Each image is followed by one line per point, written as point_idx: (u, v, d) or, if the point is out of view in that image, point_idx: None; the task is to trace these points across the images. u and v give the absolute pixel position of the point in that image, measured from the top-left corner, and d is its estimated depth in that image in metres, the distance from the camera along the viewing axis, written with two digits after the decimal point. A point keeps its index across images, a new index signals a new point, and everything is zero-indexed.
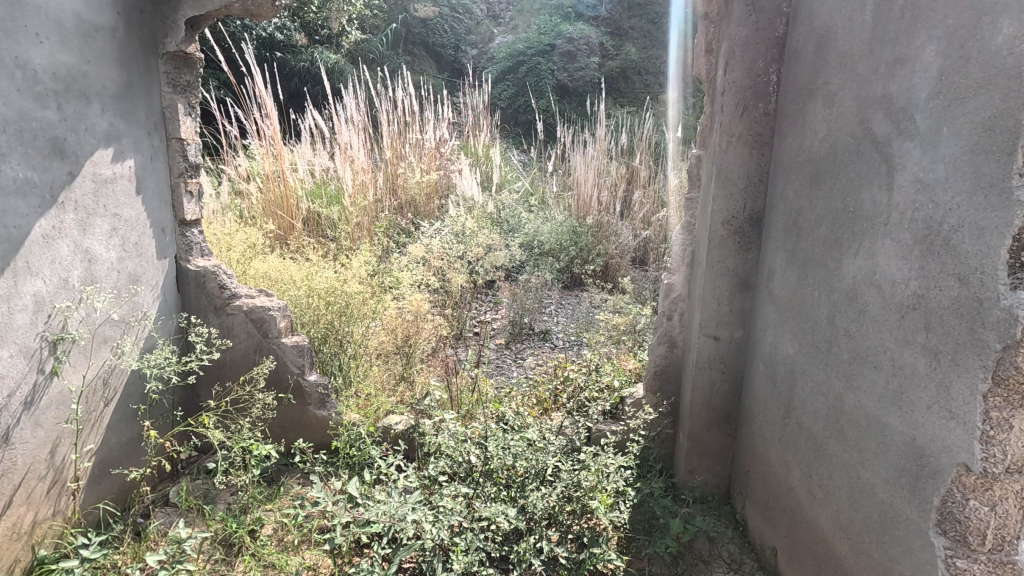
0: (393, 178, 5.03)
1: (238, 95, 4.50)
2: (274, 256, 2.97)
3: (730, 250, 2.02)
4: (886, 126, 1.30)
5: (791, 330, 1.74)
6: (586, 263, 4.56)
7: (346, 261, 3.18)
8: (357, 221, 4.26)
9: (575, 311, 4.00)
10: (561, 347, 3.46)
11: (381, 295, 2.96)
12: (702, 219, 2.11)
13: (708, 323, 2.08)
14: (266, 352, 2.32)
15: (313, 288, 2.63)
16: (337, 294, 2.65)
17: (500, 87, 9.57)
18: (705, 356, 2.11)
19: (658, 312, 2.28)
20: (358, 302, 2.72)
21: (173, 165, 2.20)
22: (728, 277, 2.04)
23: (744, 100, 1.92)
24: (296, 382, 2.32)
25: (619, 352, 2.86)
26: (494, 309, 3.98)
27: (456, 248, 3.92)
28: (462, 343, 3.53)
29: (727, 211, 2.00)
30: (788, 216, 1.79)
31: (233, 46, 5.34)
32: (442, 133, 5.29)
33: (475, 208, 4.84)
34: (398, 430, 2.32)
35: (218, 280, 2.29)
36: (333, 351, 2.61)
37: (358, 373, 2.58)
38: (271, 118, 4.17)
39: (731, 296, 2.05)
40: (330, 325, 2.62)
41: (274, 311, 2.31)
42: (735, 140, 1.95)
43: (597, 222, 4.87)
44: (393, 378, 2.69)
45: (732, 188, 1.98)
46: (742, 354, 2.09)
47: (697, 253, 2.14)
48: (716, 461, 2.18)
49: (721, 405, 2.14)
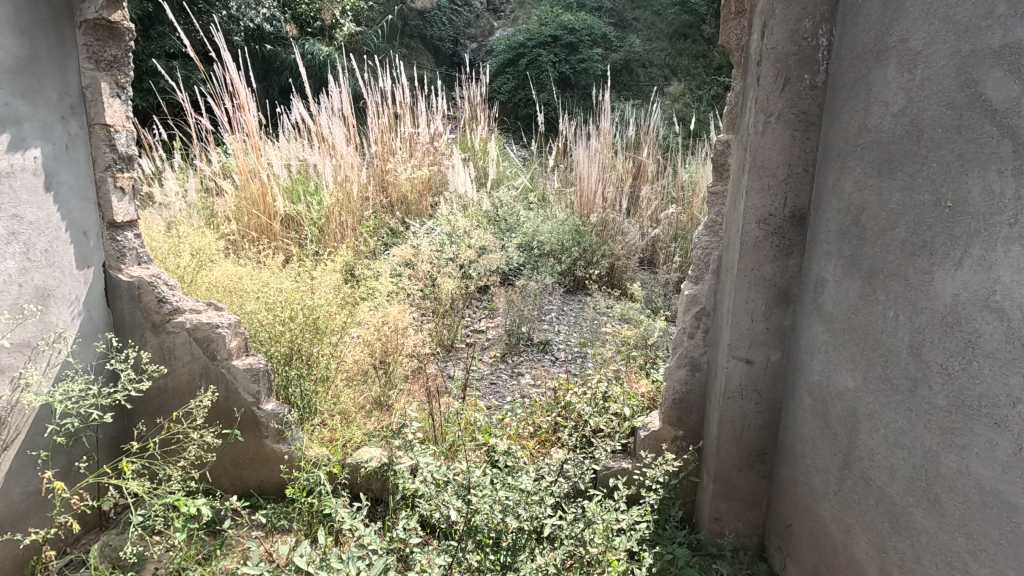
0: (383, 175, 4.70)
1: (207, 85, 4.12)
2: (228, 262, 2.60)
3: (766, 256, 1.66)
4: (1011, 90, 0.95)
5: (851, 357, 1.37)
6: (589, 265, 4.18)
7: (317, 268, 2.84)
8: (340, 221, 3.89)
9: (577, 319, 3.64)
10: (562, 360, 3.13)
11: (356, 307, 2.64)
12: (731, 219, 1.75)
13: (739, 342, 1.72)
14: (214, 378, 1.98)
15: (276, 300, 2.26)
16: (298, 308, 2.27)
17: (501, 80, 9.12)
18: (736, 384, 1.75)
19: (676, 328, 1.92)
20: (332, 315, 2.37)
21: (98, 156, 1.84)
22: (763, 289, 1.68)
23: (786, 71, 1.55)
24: (248, 412, 2.00)
25: (629, 370, 2.50)
26: (488, 317, 3.61)
27: (447, 251, 3.60)
28: (453, 356, 3.23)
29: (764, 208, 1.63)
30: (843, 214, 1.43)
31: (201, 35, 4.93)
32: (435, 127, 4.97)
33: (469, 206, 4.49)
34: (372, 468, 2.00)
35: (156, 292, 1.94)
36: (299, 373, 2.25)
37: (329, 399, 2.25)
38: (245, 108, 3.82)
39: (767, 311, 1.69)
40: (293, 345, 2.25)
41: (224, 329, 1.98)
42: (773, 121, 1.58)
43: (601, 220, 4.51)
44: (370, 402, 2.39)
45: (770, 181, 1.62)
46: (779, 380, 1.73)
47: (725, 258, 1.77)
48: (748, 507, 1.82)
49: (754, 440, 1.77)
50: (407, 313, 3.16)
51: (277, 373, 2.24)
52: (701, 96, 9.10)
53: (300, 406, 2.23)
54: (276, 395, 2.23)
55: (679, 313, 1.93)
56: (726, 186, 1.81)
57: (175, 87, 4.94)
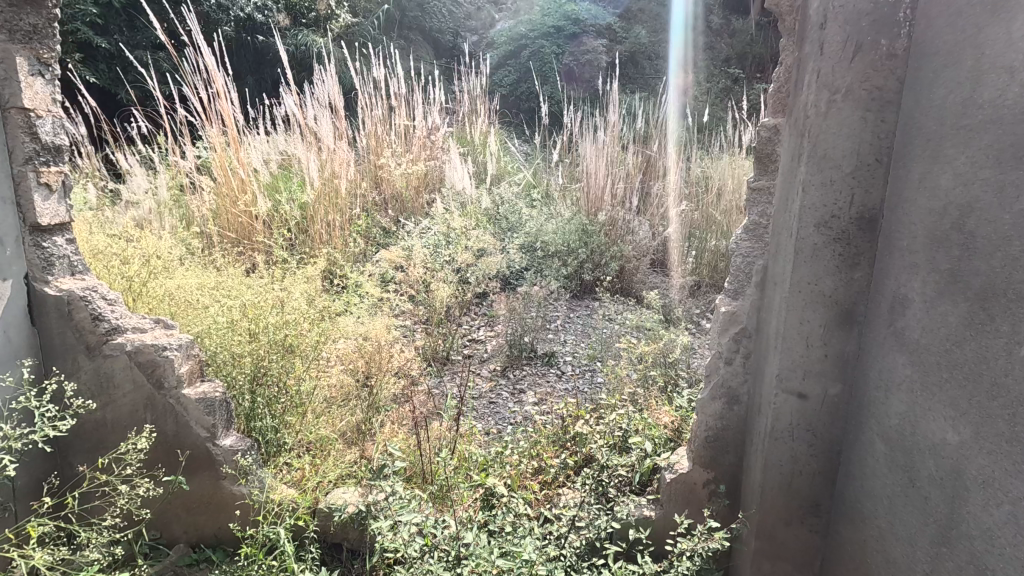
0: (377, 171, 4.41)
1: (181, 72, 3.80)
2: (189, 271, 2.27)
3: (827, 267, 1.34)
4: None
5: (954, 403, 1.06)
6: (598, 268, 3.84)
7: (294, 276, 2.54)
8: (328, 220, 3.59)
9: (585, 327, 3.33)
10: (570, 375, 2.85)
11: (336, 321, 2.34)
12: (782, 221, 1.43)
13: (790, 373, 1.41)
14: (160, 410, 1.68)
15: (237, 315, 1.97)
16: (264, 326, 1.99)
17: (501, 74, 8.56)
18: (786, 422, 1.43)
19: (709, 352, 1.61)
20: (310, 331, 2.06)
21: (15, 146, 1.52)
22: (821, 307, 1.36)
23: (858, 34, 1.23)
24: (204, 450, 1.70)
25: (649, 393, 2.20)
26: (489, 326, 3.31)
27: (443, 255, 3.29)
28: (447, 371, 2.93)
29: (825, 208, 1.32)
30: (938, 216, 1.11)
31: (176, 20, 4.60)
32: (432, 119, 4.66)
33: (467, 204, 4.18)
34: (350, 514, 1.69)
35: (90, 309, 1.63)
36: (266, 402, 1.92)
37: (304, 431, 1.94)
38: (221, 97, 3.51)
39: (826, 334, 1.37)
40: (255, 368, 1.92)
41: (173, 352, 1.68)
42: (840, 99, 1.27)
43: (609, 219, 4.19)
44: (351, 429, 2.09)
45: (833, 174, 1.30)
46: (840, 418, 1.41)
47: (773, 270, 1.45)
48: (797, 568, 1.51)
49: (807, 490, 1.46)
50: (392, 327, 2.84)
51: (239, 402, 1.91)
52: (709, 89, 8.82)
53: (267, 439, 1.90)
54: (238, 427, 1.90)
55: (713, 334, 1.62)
56: (774, 181, 1.49)
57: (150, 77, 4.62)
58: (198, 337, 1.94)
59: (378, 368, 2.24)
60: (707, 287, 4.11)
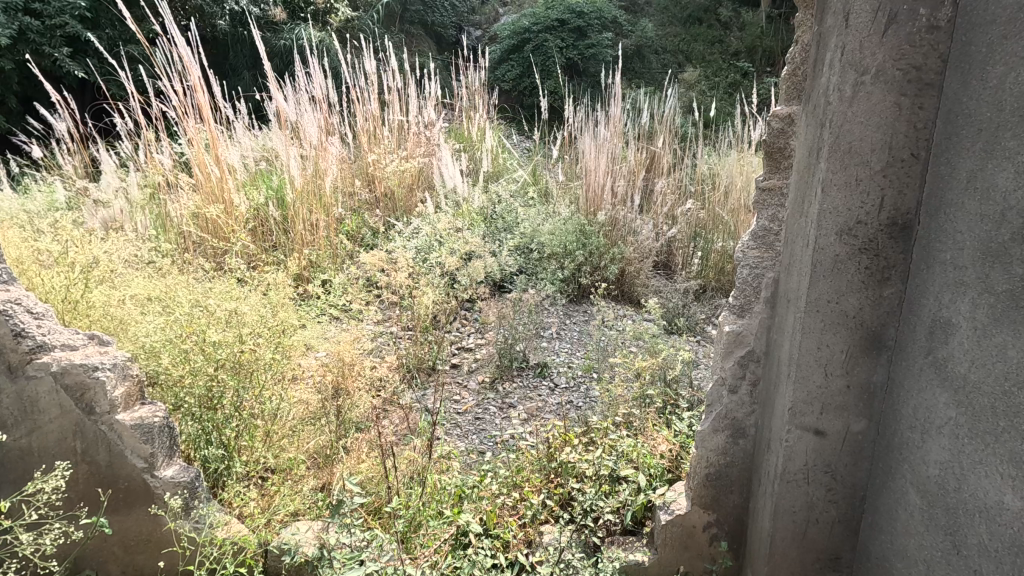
0: (368, 167, 4.20)
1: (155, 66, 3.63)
2: (144, 282, 2.09)
3: (851, 283, 1.13)
4: None
5: (1017, 460, 0.85)
6: (597, 271, 3.63)
7: (264, 286, 2.36)
8: (311, 221, 3.39)
9: (582, 335, 3.13)
10: (563, 390, 2.65)
11: (305, 332, 2.15)
12: (796, 227, 1.22)
13: (806, 407, 1.20)
14: (91, 439, 1.49)
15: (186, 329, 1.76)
16: (212, 344, 1.73)
17: (503, 67, 8.24)
18: (801, 464, 1.22)
19: (709, 377, 1.40)
20: (270, 344, 1.87)
21: None
22: (844, 330, 1.15)
23: (891, 3, 1.02)
24: (142, 482, 1.52)
25: (647, 414, 1.98)
26: (479, 332, 3.11)
27: (433, 258, 3.07)
28: (431, 383, 2.75)
29: (849, 213, 1.10)
30: (993, 225, 0.90)
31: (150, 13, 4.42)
32: (428, 114, 4.46)
33: (461, 203, 3.98)
34: (306, 556, 1.49)
35: (11, 324, 1.42)
36: (215, 424, 1.70)
37: (262, 457, 1.74)
38: (199, 91, 3.35)
39: (849, 362, 1.17)
40: (201, 394, 1.68)
41: (104, 373, 1.49)
42: (869, 81, 1.05)
43: (610, 218, 3.96)
44: (317, 454, 1.91)
45: (860, 172, 1.09)
46: (864, 459, 1.21)
47: (785, 285, 1.24)
48: None
49: (823, 541, 1.26)
50: (363, 340, 2.62)
51: (184, 425, 1.69)
52: (717, 83, 8.54)
53: (214, 467, 1.70)
54: (183, 452, 1.70)
55: (715, 357, 1.40)
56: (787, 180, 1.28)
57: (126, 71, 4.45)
58: (142, 352, 1.74)
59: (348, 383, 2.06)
60: (713, 290, 3.89)
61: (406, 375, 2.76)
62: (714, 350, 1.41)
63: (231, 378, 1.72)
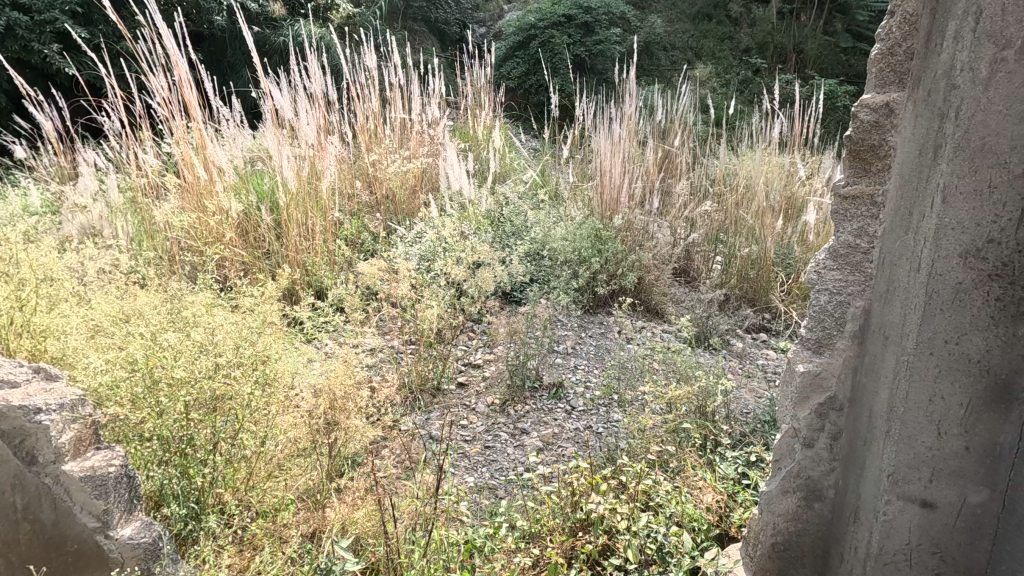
0: (369, 169, 3.97)
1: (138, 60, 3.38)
2: (110, 301, 1.85)
3: (976, 317, 0.89)
4: None
5: None
6: (613, 278, 3.38)
7: (250, 305, 2.12)
8: (307, 225, 3.16)
9: (599, 350, 2.88)
10: (581, 416, 2.40)
11: (291, 358, 1.92)
12: (897, 246, 0.97)
13: (911, 473, 0.96)
14: (33, 494, 1.25)
15: (150, 358, 1.50)
16: (178, 378, 1.47)
17: (509, 64, 7.96)
18: (902, 542, 0.99)
19: (778, 426, 1.15)
20: (251, 376, 1.61)
21: None
22: (964, 377, 0.91)
23: None
24: (95, 545, 1.28)
25: (683, 452, 1.76)
26: (488, 346, 2.87)
27: (436, 266, 2.83)
28: (438, 405, 2.52)
29: (976, 229, 0.87)
30: None
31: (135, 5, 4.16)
32: (432, 112, 4.23)
33: (467, 206, 3.74)
34: None
35: None
36: (184, 470, 1.46)
37: (247, 499, 1.56)
38: (186, 86, 3.12)
39: (969, 418, 0.92)
40: (168, 434, 1.44)
41: (49, 416, 1.23)
42: (1011, 60, 0.82)
43: (626, 222, 3.66)
44: (307, 495, 1.70)
45: (993, 177, 0.85)
46: (984, 539, 0.95)
47: (881, 317, 1.00)
48: None
49: None
50: (354, 363, 2.36)
51: (145, 475, 1.44)
52: (728, 81, 8.28)
53: (182, 525, 1.43)
54: (147, 507, 1.45)
55: (783, 403, 1.15)
56: (879, 186, 1.03)
57: (109, 65, 4.19)
58: (88, 387, 1.47)
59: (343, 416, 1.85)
60: (736, 299, 3.65)
61: (408, 396, 2.52)
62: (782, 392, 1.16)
63: (203, 418, 1.48)
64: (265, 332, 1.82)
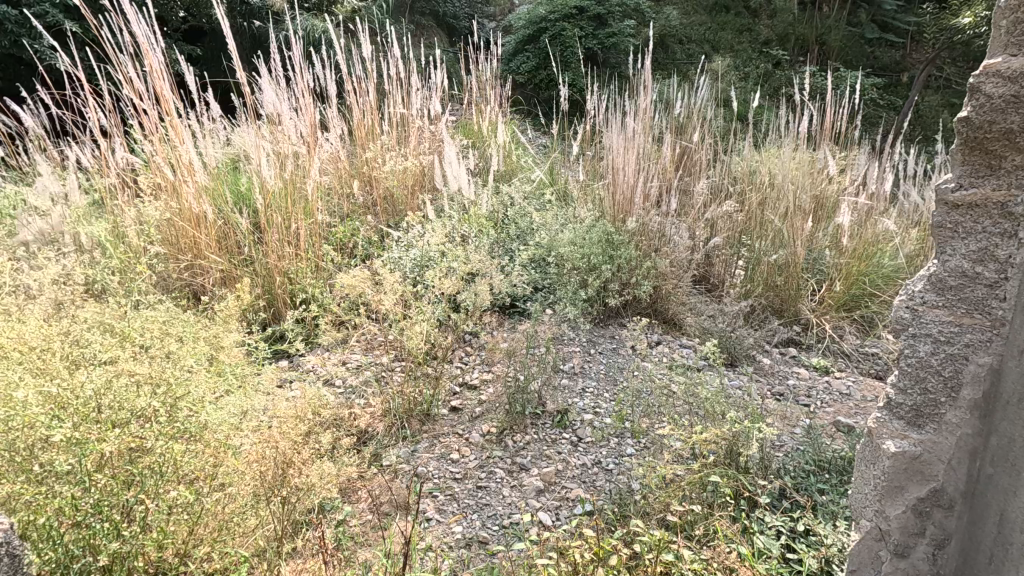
0: (365, 167, 3.67)
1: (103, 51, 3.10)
2: (30, 326, 1.56)
3: None
4: None
5: None
6: (626, 288, 3.05)
7: (204, 331, 1.84)
8: (293, 230, 2.87)
9: (610, 369, 2.56)
10: (590, 450, 2.10)
11: (232, 396, 1.60)
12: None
13: None
14: None
15: (31, 412, 1.18)
16: (69, 442, 1.15)
17: (518, 59, 7.61)
18: None
19: (867, 524, 1.28)
20: (173, 426, 1.29)
21: None
22: None
23: None
24: None
25: (710, 516, 1.50)
26: (485, 364, 2.57)
27: (429, 277, 2.53)
28: (427, 435, 2.21)
29: None
30: None
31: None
32: (432, 106, 3.93)
33: (468, 207, 3.44)
34: None
35: None
36: (89, 544, 1.13)
37: (190, 564, 1.26)
38: (158, 81, 2.86)
39: None
40: (60, 509, 1.11)
41: None
42: None
43: (642, 225, 3.32)
44: (255, 560, 1.38)
45: None
46: None
47: (1006, 397, 1.11)
48: None
49: None
50: (328, 393, 2.06)
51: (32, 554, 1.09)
52: (748, 74, 7.88)
53: None
54: None
55: (876, 499, 1.28)
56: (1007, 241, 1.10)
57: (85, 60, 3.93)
58: None
59: (295, 471, 1.51)
60: (762, 309, 3.31)
61: (393, 425, 2.21)
62: (869, 480, 1.28)
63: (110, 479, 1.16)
64: (197, 372, 1.52)
